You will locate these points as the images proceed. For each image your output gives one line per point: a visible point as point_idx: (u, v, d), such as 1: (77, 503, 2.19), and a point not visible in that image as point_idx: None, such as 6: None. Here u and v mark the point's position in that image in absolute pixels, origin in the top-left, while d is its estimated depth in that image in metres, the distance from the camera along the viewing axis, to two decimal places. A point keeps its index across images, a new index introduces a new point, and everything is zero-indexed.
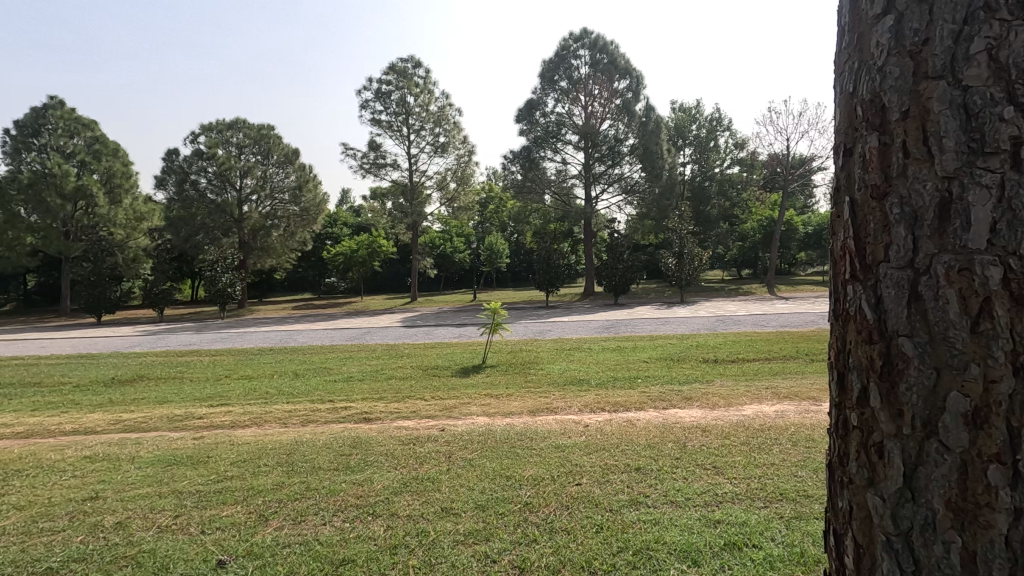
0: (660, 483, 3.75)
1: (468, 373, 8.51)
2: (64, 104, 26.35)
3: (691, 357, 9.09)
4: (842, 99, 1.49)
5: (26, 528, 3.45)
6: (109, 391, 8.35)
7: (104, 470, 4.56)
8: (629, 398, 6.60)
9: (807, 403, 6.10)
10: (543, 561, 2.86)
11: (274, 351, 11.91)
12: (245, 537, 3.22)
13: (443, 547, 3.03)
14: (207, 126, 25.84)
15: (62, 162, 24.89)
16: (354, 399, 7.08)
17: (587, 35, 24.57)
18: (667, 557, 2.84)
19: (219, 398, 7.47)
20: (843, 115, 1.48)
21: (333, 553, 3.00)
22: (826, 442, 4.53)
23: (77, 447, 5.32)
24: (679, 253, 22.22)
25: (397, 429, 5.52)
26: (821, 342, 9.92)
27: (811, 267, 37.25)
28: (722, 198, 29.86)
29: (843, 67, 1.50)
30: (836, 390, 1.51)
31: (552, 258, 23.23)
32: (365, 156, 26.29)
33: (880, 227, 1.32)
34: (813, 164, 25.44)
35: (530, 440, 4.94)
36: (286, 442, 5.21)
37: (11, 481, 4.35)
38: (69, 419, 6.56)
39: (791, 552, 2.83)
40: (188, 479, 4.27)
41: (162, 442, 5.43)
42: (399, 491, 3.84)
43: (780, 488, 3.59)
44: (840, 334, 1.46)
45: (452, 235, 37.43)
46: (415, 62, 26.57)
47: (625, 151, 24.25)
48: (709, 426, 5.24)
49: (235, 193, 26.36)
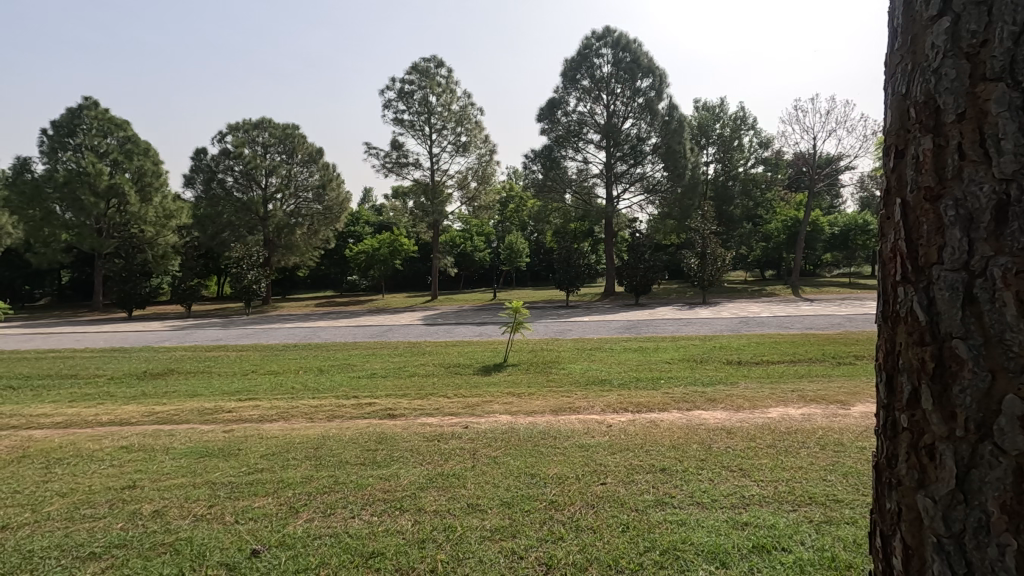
0: (686, 484, 3.74)
1: (490, 372, 8.55)
2: (98, 104, 27.02)
3: (715, 359, 9.00)
4: (893, 100, 1.48)
5: (70, 515, 3.59)
6: (142, 384, 8.59)
7: (140, 460, 4.70)
8: (652, 399, 6.56)
9: (834, 406, 6.00)
10: (570, 559, 2.88)
11: (299, 347, 12.11)
12: (278, 528, 3.30)
13: (470, 542, 3.07)
14: (234, 126, 26.32)
15: (96, 161, 25.59)
16: (378, 395, 7.18)
17: (609, 34, 24.42)
18: (695, 558, 2.83)
19: (247, 392, 7.64)
20: (894, 116, 1.47)
21: (363, 545, 3.06)
22: (856, 446, 4.46)
23: (113, 437, 5.50)
24: (701, 253, 21.97)
25: (422, 426, 5.58)
26: (849, 345, 9.73)
27: (837, 268, 36.54)
28: (745, 198, 29.51)
29: (895, 69, 1.49)
30: (884, 392, 1.50)
31: (572, 257, 23.18)
32: (387, 155, 26.56)
33: (932, 230, 1.31)
34: (840, 164, 24.93)
35: (553, 439, 4.96)
36: (314, 436, 5.31)
37: (53, 469, 4.52)
38: (105, 411, 6.78)
39: (822, 556, 2.81)
40: (220, 470, 4.38)
41: (194, 434, 5.58)
42: (425, 486, 3.89)
43: (808, 492, 3.55)
44: (890, 336, 1.46)
45: (472, 234, 37.62)
46: (437, 62, 26.74)
47: (647, 150, 24.06)
48: (735, 427, 5.20)
49: (261, 191, 26.84)
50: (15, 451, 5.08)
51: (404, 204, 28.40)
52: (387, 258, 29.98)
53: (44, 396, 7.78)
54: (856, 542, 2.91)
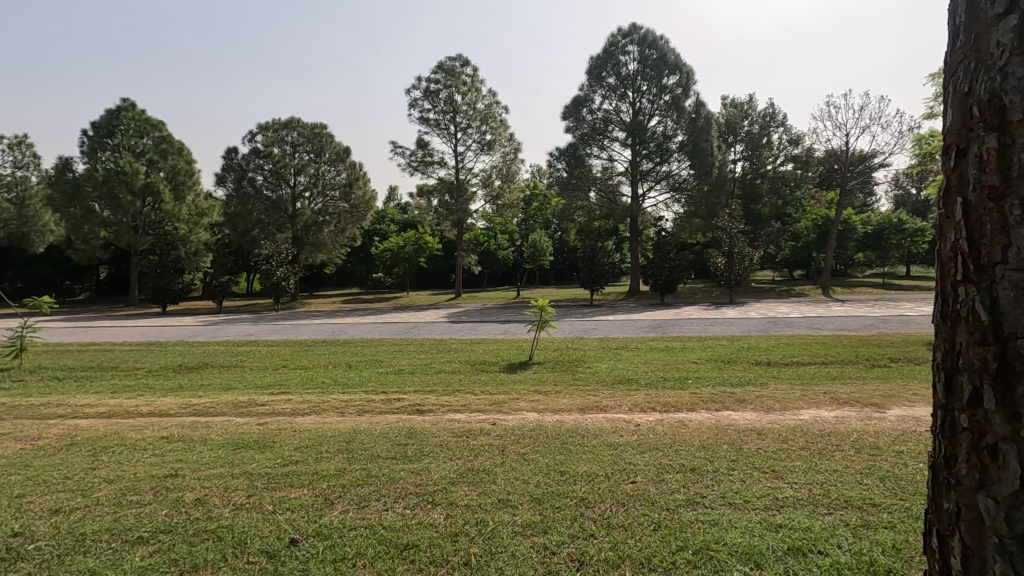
0: (717, 484, 3.72)
1: (516, 369, 8.59)
2: (135, 105, 27.81)
3: (743, 359, 8.88)
4: (954, 98, 1.45)
5: (117, 500, 3.74)
6: (178, 376, 8.86)
7: (180, 450, 4.86)
8: (680, 398, 6.52)
9: (869, 409, 5.88)
10: (602, 555, 2.90)
11: (327, 343, 12.31)
12: (315, 518, 3.39)
13: (503, 536, 3.11)
14: (264, 125, 26.84)
15: (133, 161, 26.38)
16: (407, 391, 7.28)
17: (636, 30, 24.23)
18: (729, 558, 2.82)
19: (279, 386, 7.83)
20: (955, 113, 1.45)
21: (398, 537, 3.12)
22: (892, 449, 4.37)
23: (154, 427, 5.70)
24: (728, 253, 21.63)
25: (450, 422, 5.64)
26: (882, 347, 9.50)
27: (869, 267, 35.71)
28: (774, 197, 29.10)
29: (956, 68, 1.46)
30: (942, 392, 1.48)
31: (597, 256, 23.05)
32: (413, 154, 26.85)
33: (996, 229, 1.30)
34: (874, 161, 24.32)
35: (581, 437, 4.97)
36: (345, 430, 5.42)
37: (100, 457, 4.71)
38: (145, 402, 7.01)
39: (860, 560, 2.77)
40: (257, 462, 4.50)
41: (230, 426, 5.74)
42: (456, 481, 3.94)
43: (845, 495, 3.50)
44: (949, 335, 1.44)
45: (496, 232, 37.80)
46: (463, 61, 26.90)
47: (674, 148, 23.80)
48: (765, 429, 5.13)
49: (290, 190, 27.40)
50: (63, 440, 5.30)
51: (428, 202, 28.65)
52: (412, 257, 30.25)
53: (87, 387, 8.10)
54: (896, 546, 2.87)
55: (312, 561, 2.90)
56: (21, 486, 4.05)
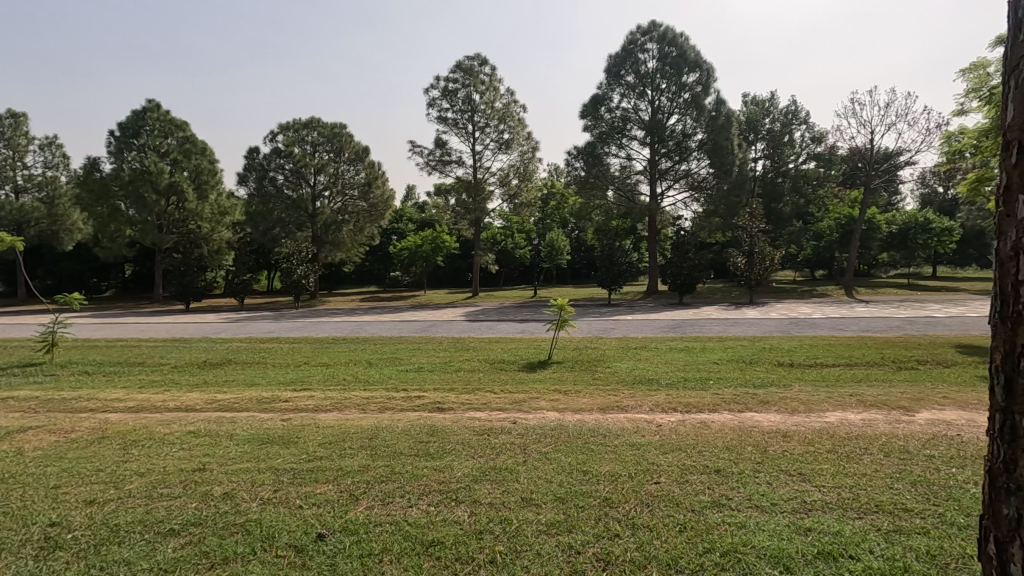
0: (743, 486, 3.68)
1: (535, 368, 8.59)
2: (160, 106, 28.33)
3: (765, 360, 8.76)
4: (1017, 97, 1.44)
5: (148, 493, 3.82)
6: (203, 372, 9.02)
7: (207, 444, 4.95)
8: (702, 399, 6.46)
9: (897, 412, 5.76)
10: (628, 556, 2.88)
11: (347, 340, 12.43)
12: (340, 514, 3.42)
13: (528, 535, 3.11)
14: (284, 125, 27.20)
15: (158, 160, 26.89)
16: (427, 389, 7.32)
17: (655, 28, 24.02)
18: (757, 561, 2.79)
19: (301, 383, 7.93)
20: (1017, 111, 1.44)
21: (423, 534, 3.14)
22: (923, 454, 4.27)
23: (181, 422, 5.81)
24: (749, 252, 21.34)
25: (471, 420, 5.66)
26: (909, 349, 9.31)
27: (894, 268, 35.02)
28: (796, 196, 28.66)
29: (1018, 65, 1.46)
30: (1002, 395, 1.48)
31: (614, 255, 22.92)
32: (431, 153, 27.00)
33: None
34: (900, 159, 23.81)
35: (602, 437, 4.95)
36: (367, 427, 5.46)
37: (130, 450, 4.82)
38: (172, 397, 7.16)
39: (892, 566, 2.72)
40: (282, 457, 4.57)
41: (254, 421, 5.83)
42: (479, 479, 3.96)
43: (875, 500, 3.43)
44: (1009, 338, 1.44)
45: (513, 231, 38.15)
46: (481, 60, 26.96)
47: (693, 146, 23.56)
48: (790, 431, 5.05)
49: (310, 189, 27.77)
50: (94, 433, 5.42)
51: (446, 201, 28.78)
52: (429, 255, 30.37)
53: (116, 382, 8.30)
54: (930, 552, 2.81)
55: (340, 556, 2.93)
56: (57, 477, 4.16)
